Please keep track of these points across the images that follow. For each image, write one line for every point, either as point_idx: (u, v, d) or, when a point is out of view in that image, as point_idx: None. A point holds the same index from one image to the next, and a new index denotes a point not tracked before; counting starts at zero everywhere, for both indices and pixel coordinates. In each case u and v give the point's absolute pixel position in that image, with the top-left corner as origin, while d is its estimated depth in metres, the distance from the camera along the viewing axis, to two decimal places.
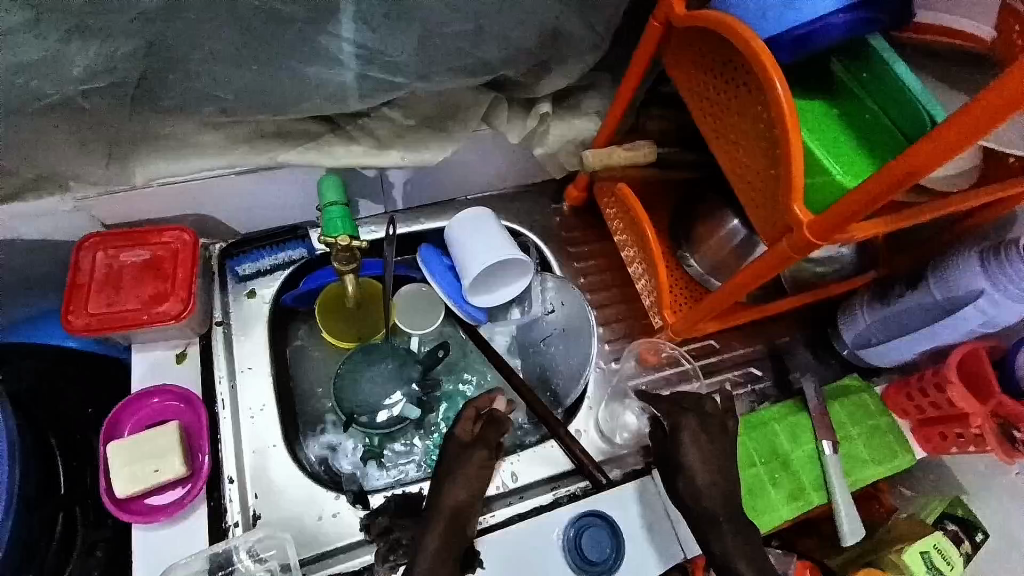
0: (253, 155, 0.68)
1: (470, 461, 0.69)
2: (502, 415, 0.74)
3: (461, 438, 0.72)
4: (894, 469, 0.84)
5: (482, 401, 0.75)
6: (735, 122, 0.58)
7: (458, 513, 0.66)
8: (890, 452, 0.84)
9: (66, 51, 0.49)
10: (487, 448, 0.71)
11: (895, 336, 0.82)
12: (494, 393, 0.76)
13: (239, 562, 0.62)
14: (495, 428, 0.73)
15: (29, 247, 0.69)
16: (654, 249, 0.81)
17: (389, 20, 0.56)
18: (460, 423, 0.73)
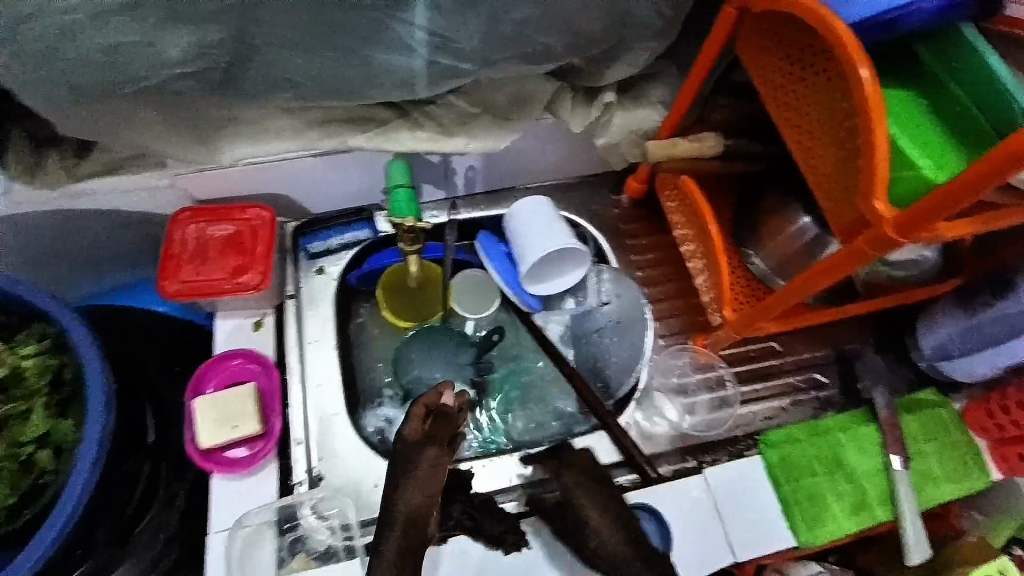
0: (325, 139, 0.72)
1: (424, 461, 0.62)
2: (451, 409, 0.66)
3: (410, 439, 0.63)
4: (969, 490, 0.79)
5: (431, 395, 0.65)
6: (812, 112, 0.56)
7: (413, 519, 0.59)
8: (964, 470, 0.79)
9: (162, 37, 0.53)
10: (438, 446, 0.63)
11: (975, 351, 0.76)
12: (442, 385, 0.66)
13: (303, 518, 0.68)
14: (444, 423, 0.65)
15: (127, 220, 0.76)
16: (716, 244, 0.79)
17: (459, 7, 0.57)
18: (409, 422, 0.64)
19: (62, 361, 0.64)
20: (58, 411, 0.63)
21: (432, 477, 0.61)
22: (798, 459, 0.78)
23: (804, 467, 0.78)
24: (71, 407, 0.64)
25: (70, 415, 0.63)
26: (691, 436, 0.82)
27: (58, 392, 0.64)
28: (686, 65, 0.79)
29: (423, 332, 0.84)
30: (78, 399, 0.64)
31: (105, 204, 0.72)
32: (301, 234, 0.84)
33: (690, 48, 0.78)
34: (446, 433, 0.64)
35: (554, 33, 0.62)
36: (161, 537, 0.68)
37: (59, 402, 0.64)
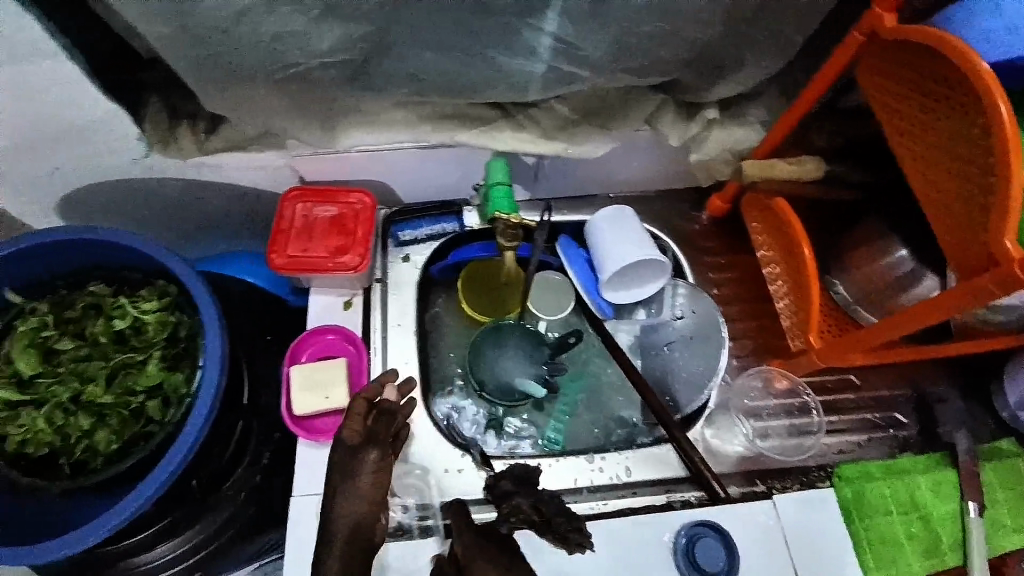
0: (432, 133, 0.75)
1: (365, 466, 0.63)
2: (393, 403, 0.67)
3: (348, 442, 0.64)
4: None
5: (370, 390, 0.66)
6: (943, 147, 0.56)
7: (358, 529, 0.61)
8: None
9: (318, 28, 0.56)
10: (379, 447, 0.64)
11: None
12: (383, 379, 0.67)
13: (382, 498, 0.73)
14: (389, 419, 0.66)
15: (239, 190, 0.81)
16: (807, 269, 0.78)
17: (592, 18, 0.59)
18: (347, 422, 0.64)
19: (179, 319, 0.68)
20: (171, 363, 0.67)
21: (376, 482, 0.63)
22: (873, 496, 0.76)
23: (878, 505, 0.76)
24: (182, 361, 0.68)
25: (181, 369, 0.67)
26: (761, 460, 0.80)
27: (173, 346, 0.68)
28: (792, 87, 0.79)
29: (498, 327, 0.85)
30: (190, 355, 0.68)
31: (226, 175, 0.77)
32: (393, 220, 0.86)
33: (799, 70, 0.78)
34: (388, 432, 0.65)
35: (674, 46, 0.64)
36: (243, 493, 0.73)
37: (173, 356, 0.68)
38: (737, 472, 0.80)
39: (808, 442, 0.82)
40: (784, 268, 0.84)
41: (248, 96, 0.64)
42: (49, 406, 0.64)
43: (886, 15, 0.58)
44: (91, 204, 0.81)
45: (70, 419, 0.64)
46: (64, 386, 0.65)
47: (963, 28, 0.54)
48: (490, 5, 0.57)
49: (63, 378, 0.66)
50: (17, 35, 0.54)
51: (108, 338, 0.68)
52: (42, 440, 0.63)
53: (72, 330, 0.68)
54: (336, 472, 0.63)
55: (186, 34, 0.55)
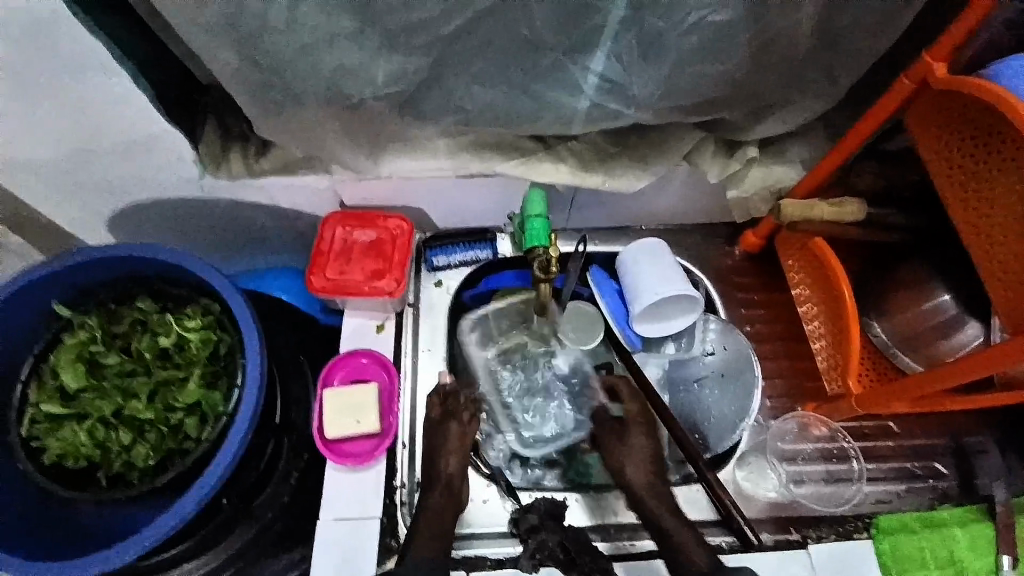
0: (474, 162, 0.76)
1: (457, 443, 0.72)
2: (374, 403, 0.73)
3: (327, 434, 0.71)
4: None
5: (346, 390, 0.73)
6: (996, 197, 0.55)
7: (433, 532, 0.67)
8: None
9: (377, 61, 0.58)
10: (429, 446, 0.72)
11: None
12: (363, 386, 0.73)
13: (477, 539, 0.74)
14: (363, 418, 0.72)
15: (282, 212, 0.83)
16: (846, 310, 0.76)
17: (642, 58, 0.59)
18: (330, 423, 0.72)
19: (220, 337, 0.69)
20: (209, 381, 0.68)
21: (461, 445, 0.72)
22: (909, 549, 0.73)
23: (916, 559, 0.73)
24: (219, 380, 0.69)
25: (218, 388, 0.68)
26: (795, 507, 0.78)
27: (213, 364, 0.69)
28: (834, 129, 0.79)
29: None
30: (227, 374, 0.69)
31: (271, 197, 0.79)
32: (427, 245, 0.86)
33: (842, 113, 0.78)
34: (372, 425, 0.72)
35: (723, 86, 0.64)
36: (269, 514, 0.73)
37: (211, 374, 0.68)
38: (765, 517, 0.77)
39: (837, 487, 0.80)
40: (822, 308, 0.83)
41: (299, 122, 0.66)
42: (91, 420, 0.66)
43: (937, 65, 0.58)
44: (141, 219, 0.83)
45: (110, 434, 0.66)
46: (107, 400, 0.67)
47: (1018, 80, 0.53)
48: (543, 43, 0.58)
49: (107, 393, 0.67)
50: (91, 57, 0.57)
51: (151, 354, 0.69)
52: (83, 453, 0.65)
53: (119, 344, 0.70)
54: (341, 497, 0.71)
55: (250, 64, 0.58)
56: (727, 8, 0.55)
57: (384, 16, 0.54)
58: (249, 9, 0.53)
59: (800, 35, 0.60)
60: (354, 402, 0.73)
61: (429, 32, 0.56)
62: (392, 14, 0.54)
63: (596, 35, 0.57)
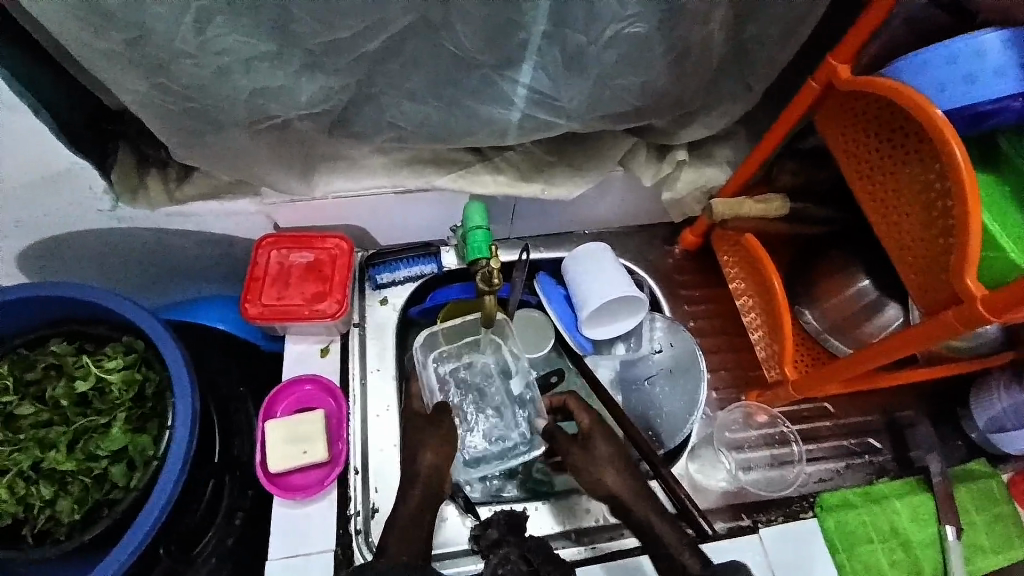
0: (411, 178, 0.75)
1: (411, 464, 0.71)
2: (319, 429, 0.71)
3: (272, 467, 0.68)
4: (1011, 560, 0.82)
5: (291, 420, 0.70)
6: (902, 190, 0.59)
7: None
8: (1008, 541, 0.82)
9: (299, 82, 0.57)
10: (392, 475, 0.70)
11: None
12: (306, 414, 0.71)
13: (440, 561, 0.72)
14: (310, 444, 0.70)
15: (213, 239, 0.80)
16: (778, 301, 0.80)
17: (568, 70, 0.60)
18: (275, 455, 0.69)
19: (146, 376, 0.65)
20: (137, 425, 0.64)
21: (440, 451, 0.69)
22: (857, 526, 0.78)
23: (862, 535, 0.77)
24: (149, 422, 0.65)
25: (148, 430, 0.64)
26: (744, 494, 0.81)
27: (139, 406, 0.65)
28: (755, 130, 0.83)
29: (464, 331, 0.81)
30: (157, 415, 0.65)
31: (199, 224, 0.76)
32: (370, 264, 0.84)
33: (761, 115, 0.82)
34: (319, 451, 0.70)
35: (648, 96, 0.66)
36: (213, 558, 0.70)
37: (139, 417, 0.64)
38: (717, 506, 0.80)
39: (784, 470, 0.84)
40: (757, 300, 0.87)
41: (221, 147, 0.63)
42: (11, 473, 0.61)
43: (842, 67, 0.62)
44: (56, 256, 0.78)
45: (31, 488, 0.60)
46: (24, 453, 0.61)
47: (916, 79, 0.56)
48: (469, 59, 0.58)
49: (25, 445, 0.62)
50: None
51: (68, 401, 0.64)
52: (3, 511, 0.59)
53: (33, 393, 0.64)
54: (291, 531, 0.68)
55: (162, 90, 0.55)
56: (643, 22, 0.57)
57: (302, 36, 0.53)
58: (154, 35, 0.50)
59: (714, 44, 0.63)
60: (298, 429, 0.70)
61: (351, 51, 0.55)
62: (310, 33, 0.52)
63: (520, 51, 0.58)
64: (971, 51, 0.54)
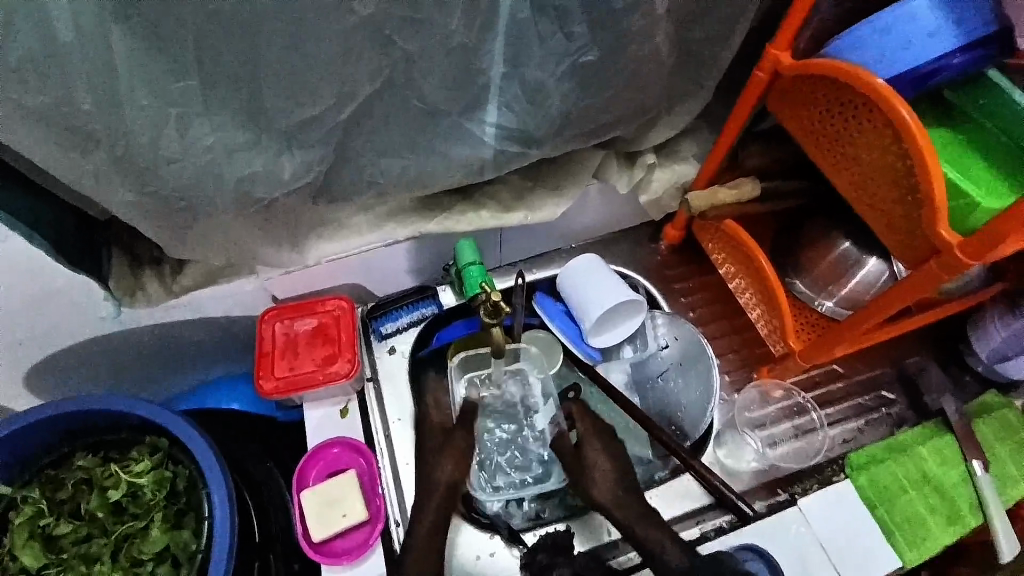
0: (398, 229, 0.78)
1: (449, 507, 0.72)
2: (352, 491, 0.71)
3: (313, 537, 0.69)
4: None
5: (324, 487, 0.71)
6: (860, 157, 0.62)
7: None
8: None
9: (280, 161, 0.58)
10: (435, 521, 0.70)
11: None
12: (337, 477, 0.71)
13: None
14: (346, 505, 0.70)
15: (216, 322, 0.81)
16: (768, 279, 0.83)
17: (531, 103, 0.63)
18: (315, 524, 0.70)
19: (175, 472, 0.65)
20: (174, 522, 0.65)
21: None
22: (887, 480, 0.79)
23: (895, 486, 0.79)
24: (185, 517, 0.65)
25: (185, 525, 0.64)
26: (776, 470, 0.82)
27: (173, 503, 0.65)
28: (715, 121, 0.87)
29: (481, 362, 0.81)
30: (191, 508, 0.65)
31: (200, 311, 0.77)
32: (372, 317, 0.86)
33: (717, 106, 0.86)
34: (357, 511, 0.70)
35: (612, 112, 0.69)
36: None
37: (175, 514, 0.65)
38: (754, 486, 0.82)
39: (811, 435, 0.86)
40: (748, 280, 0.89)
41: (213, 235, 0.65)
42: None
43: (782, 54, 0.66)
44: (62, 369, 0.78)
45: None
46: (71, 572, 0.63)
47: (857, 52, 0.59)
48: (436, 109, 0.61)
49: (69, 564, 0.63)
50: None
51: (104, 511, 0.65)
52: None
53: (68, 510, 0.65)
54: None
55: (146, 194, 0.56)
56: (591, 49, 0.60)
57: (276, 119, 0.55)
58: (134, 145, 0.52)
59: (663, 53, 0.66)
60: (333, 494, 0.71)
61: (326, 124, 0.57)
62: (283, 114, 0.54)
63: (482, 93, 0.61)
64: (905, 19, 0.56)
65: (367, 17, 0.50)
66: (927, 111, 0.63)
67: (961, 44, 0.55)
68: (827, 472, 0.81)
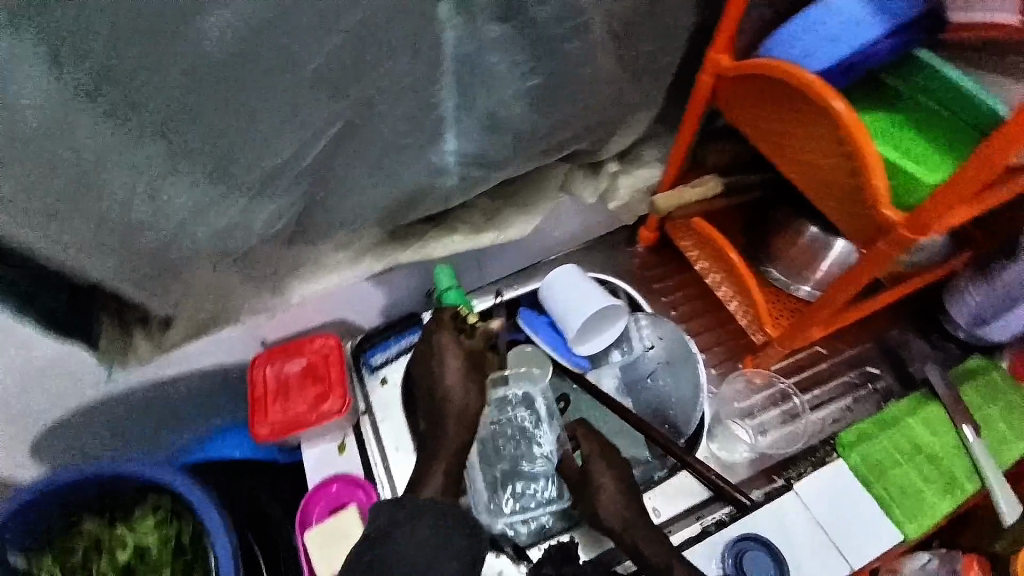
0: (377, 262, 0.79)
1: None
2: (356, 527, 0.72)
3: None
4: None
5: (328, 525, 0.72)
6: (802, 149, 0.64)
7: None
8: None
9: (251, 212, 0.60)
10: None
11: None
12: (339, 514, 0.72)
13: None
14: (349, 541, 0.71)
15: (209, 372, 0.83)
16: (740, 271, 0.86)
17: (486, 129, 0.65)
18: (321, 563, 0.71)
19: (178, 528, 0.67)
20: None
21: None
22: (880, 456, 0.80)
23: (888, 460, 0.80)
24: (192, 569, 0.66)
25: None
26: (768, 457, 0.85)
27: (180, 557, 0.67)
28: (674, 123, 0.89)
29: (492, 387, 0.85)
30: (197, 562, 0.66)
31: (192, 363, 0.79)
32: (361, 349, 0.86)
33: None
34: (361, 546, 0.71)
35: (567, 128, 0.71)
36: None
37: (182, 567, 0.66)
38: (750, 474, 0.84)
39: (801, 422, 0.87)
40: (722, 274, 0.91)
41: (194, 290, 0.66)
42: None
43: (721, 57, 0.68)
44: (64, 435, 0.80)
45: None
46: None
47: (787, 50, 0.62)
48: (397, 145, 0.63)
49: None
50: None
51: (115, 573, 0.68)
52: None
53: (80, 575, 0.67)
54: None
55: (123, 259, 0.58)
56: (536, 73, 0.62)
57: (242, 174, 0.56)
58: (107, 214, 0.53)
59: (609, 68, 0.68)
60: (336, 531, 0.72)
61: (291, 172, 0.59)
62: (248, 168, 0.56)
63: (438, 125, 0.63)
64: (825, 14, 0.59)
65: (318, 71, 0.52)
66: (865, 97, 0.65)
67: (885, 30, 0.57)
68: (820, 454, 0.82)
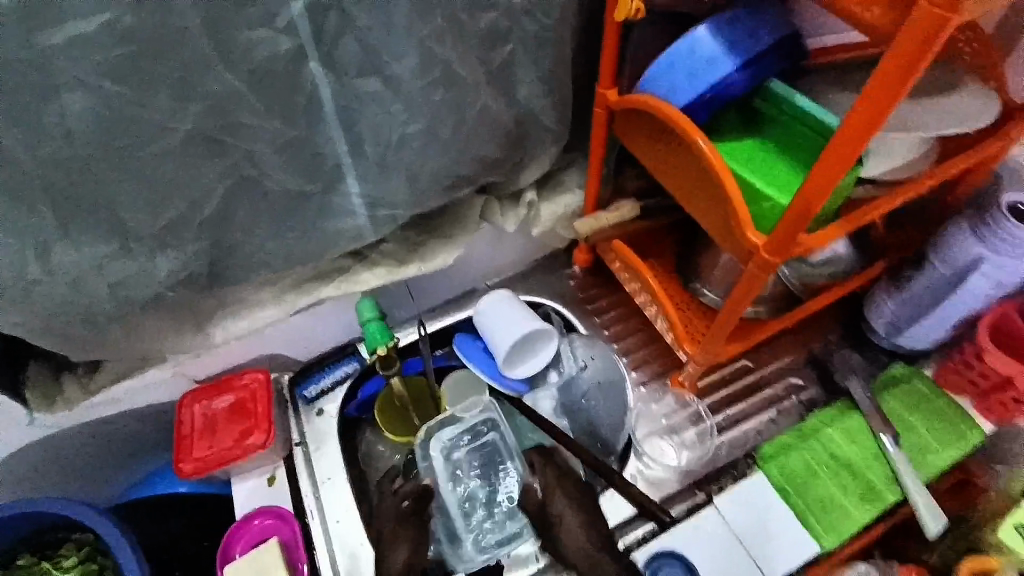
0: (301, 297, 0.82)
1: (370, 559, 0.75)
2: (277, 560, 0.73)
3: None
4: (967, 448, 0.84)
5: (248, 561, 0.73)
6: (679, 180, 0.67)
7: None
8: (956, 433, 0.84)
9: (153, 262, 0.63)
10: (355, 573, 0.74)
11: (953, 291, 0.78)
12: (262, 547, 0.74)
13: None
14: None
15: (145, 410, 0.85)
16: (654, 291, 0.87)
17: (382, 171, 0.68)
18: None
19: (102, 564, 0.68)
20: None
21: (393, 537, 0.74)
22: (798, 467, 0.83)
23: (805, 472, 0.82)
24: None
25: None
26: (693, 472, 0.86)
27: None
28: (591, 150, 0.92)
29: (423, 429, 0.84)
30: None
31: (124, 403, 0.82)
32: (295, 384, 0.90)
33: None
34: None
35: (466, 165, 0.74)
36: None
37: None
38: (675, 490, 0.85)
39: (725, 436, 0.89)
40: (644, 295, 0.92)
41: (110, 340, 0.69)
42: None
43: (609, 91, 0.72)
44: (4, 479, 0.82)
45: None
46: None
47: (658, 84, 0.65)
48: (295, 192, 0.66)
49: None
50: None
51: None
52: None
53: None
54: None
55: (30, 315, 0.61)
56: (421, 118, 0.65)
57: (138, 229, 0.60)
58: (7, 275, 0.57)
59: (501, 108, 0.72)
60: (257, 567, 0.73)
61: (189, 224, 0.63)
62: (144, 223, 0.60)
63: (334, 170, 0.66)
64: (687, 49, 0.62)
65: (190, 133, 0.56)
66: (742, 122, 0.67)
67: (738, 64, 0.61)
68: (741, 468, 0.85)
